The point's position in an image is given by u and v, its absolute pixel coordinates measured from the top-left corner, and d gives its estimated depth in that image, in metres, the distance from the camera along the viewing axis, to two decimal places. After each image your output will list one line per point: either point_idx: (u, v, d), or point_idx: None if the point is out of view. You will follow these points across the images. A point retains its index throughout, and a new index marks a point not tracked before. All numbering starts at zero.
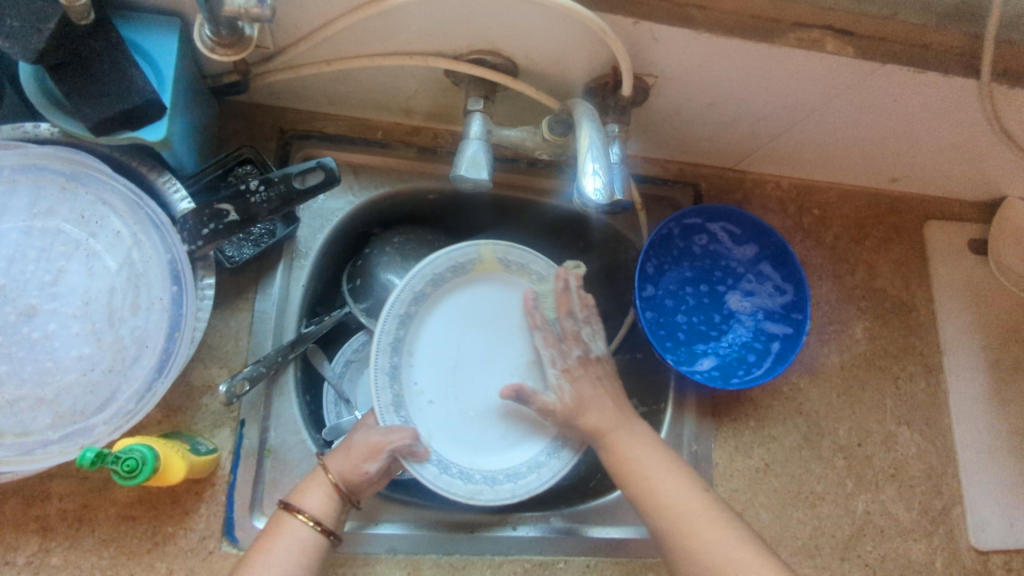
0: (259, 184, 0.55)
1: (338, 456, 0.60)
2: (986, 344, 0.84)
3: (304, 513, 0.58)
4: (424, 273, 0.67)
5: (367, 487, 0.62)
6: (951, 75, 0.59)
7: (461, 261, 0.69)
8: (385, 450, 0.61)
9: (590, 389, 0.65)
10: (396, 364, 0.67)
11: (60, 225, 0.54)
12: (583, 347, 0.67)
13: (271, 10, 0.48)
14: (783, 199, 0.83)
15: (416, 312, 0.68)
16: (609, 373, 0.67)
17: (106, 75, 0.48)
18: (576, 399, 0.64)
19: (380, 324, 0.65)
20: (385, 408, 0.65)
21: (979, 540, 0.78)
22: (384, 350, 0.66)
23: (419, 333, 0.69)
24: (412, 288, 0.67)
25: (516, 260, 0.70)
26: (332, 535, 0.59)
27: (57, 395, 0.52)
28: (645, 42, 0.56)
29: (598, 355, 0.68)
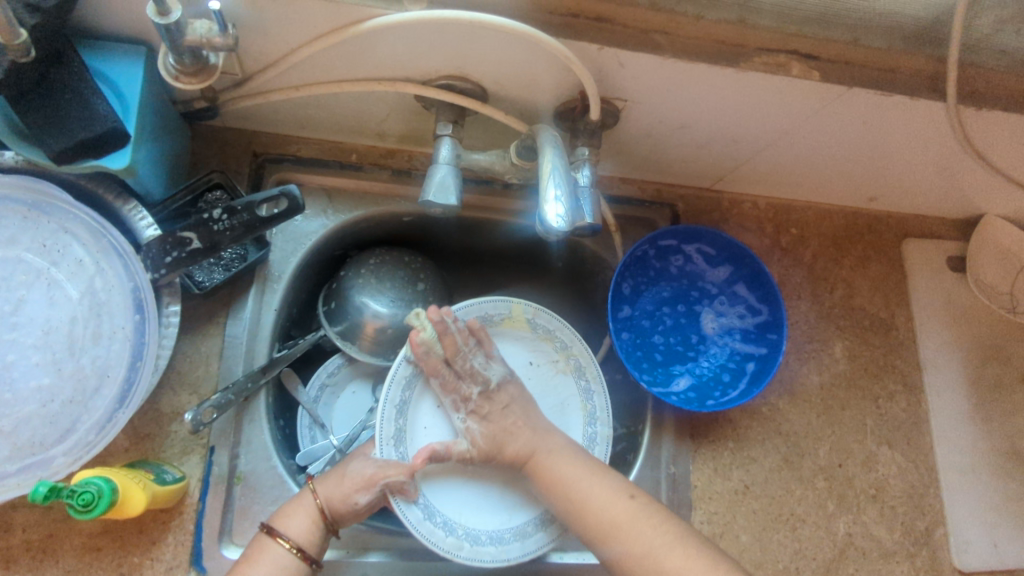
0: (221, 213, 0.55)
1: (330, 483, 0.60)
2: (967, 362, 0.83)
3: (286, 539, 0.57)
4: (454, 316, 0.68)
5: (352, 519, 0.61)
6: (917, 98, 0.59)
7: (490, 313, 0.70)
8: (380, 483, 0.61)
9: (497, 422, 0.65)
10: (405, 399, 0.66)
11: (21, 254, 0.54)
12: (481, 381, 0.66)
13: (234, 40, 0.49)
14: (761, 218, 0.83)
15: (436, 351, 0.68)
16: (515, 397, 0.67)
17: (68, 104, 0.48)
18: (489, 439, 0.65)
19: (401, 356, 0.65)
20: (385, 438, 0.63)
21: (963, 561, 0.77)
22: (397, 381, 0.65)
23: (434, 373, 0.68)
24: (438, 328, 0.67)
25: (544, 325, 0.72)
26: (312, 563, 0.58)
27: (15, 426, 0.51)
28: (611, 68, 0.57)
29: (498, 381, 0.67)
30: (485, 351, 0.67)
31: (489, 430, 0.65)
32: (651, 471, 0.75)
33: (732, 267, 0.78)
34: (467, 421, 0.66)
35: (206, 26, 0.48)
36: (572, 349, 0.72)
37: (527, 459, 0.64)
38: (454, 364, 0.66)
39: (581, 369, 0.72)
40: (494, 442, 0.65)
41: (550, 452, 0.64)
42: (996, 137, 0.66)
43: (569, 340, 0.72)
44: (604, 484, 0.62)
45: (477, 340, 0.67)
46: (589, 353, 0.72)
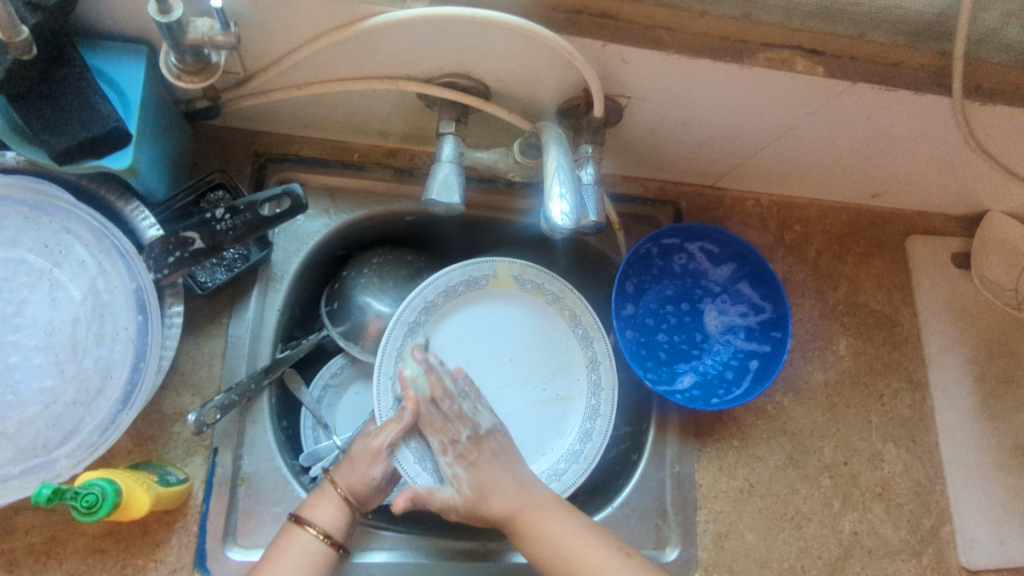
0: (224, 213, 0.55)
1: (344, 468, 0.60)
2: (971, 358, 0.83)
3: (315, 527, 0.57)
4: (438, 283, 0.69)
5: (376, 497, 0.61)
6: (922, 93, 0.59)
7: (476, 276, 0.71)
8: (386, 450, 0.61)
9: (487, 470, 0.61)
10: (398, 369, 0.67)
11: (23, 254, 0.53)
12: (472, 426, 0.63)
13: (236, 38, 0.49)
14: (764, 215, 0.83)
15: (424, 321, 0.69)
16: (504, 448, 0.63)
17: (69, 104, 0.48)
18: (476, 488, 0.60)
19: (390, 329, 0.67)
20: (384, 410, 0.65)
21: (970, 559, 0.77)
22: (389, 354, 0.67)
23: (427, 343, 0.70)
24: (423, 297, 0.69)
25: (532, 280, 0.73)
26: (341, 548, 0.58)
27: (18, 428, 0.51)
28: (615, 64, 0.56)
29: (488, 428, 0.64)
30: (478, 402, 0.65)
31: (477, 477, 0.61)
32: (655, 470, 0.75)
33: (736, 265, 0.78)
34: (455, 468, 0.62)
35: (207, 24, 0.48)
36: (562, 300, 0.74)
37: (510, 515, 0.60)
38: (439, 409, 0.63)
39: (576, 319, 0.74)
40: (480, 493, 0.60)
41: (531, 507, 0.60)
42: (1001, 133, 0.66)
43: (560, 292, 0.74)
44: (564, 521, 0.60)
45: (454, 392, 0.64)
46: (485, 406, 0.66)
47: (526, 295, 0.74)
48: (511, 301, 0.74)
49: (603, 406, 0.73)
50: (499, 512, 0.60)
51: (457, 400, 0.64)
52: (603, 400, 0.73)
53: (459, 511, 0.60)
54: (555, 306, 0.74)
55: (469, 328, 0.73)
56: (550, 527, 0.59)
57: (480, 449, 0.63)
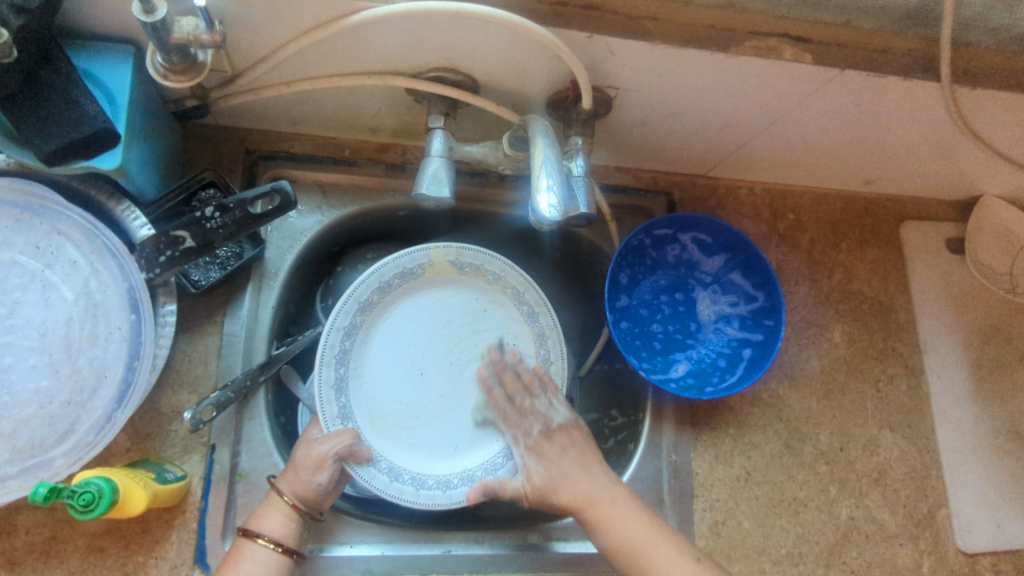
0: (214, 210, 0.55)
1: (289, 477, 0.60)
2: (967, 343, 0.83)
3: (263, 537, 0.58)
4: (371, 281, 0.67)
5: (326, 499, 0.61)
6: (912, 78, 0.59)
7: (409, 267, 0.69)
8: (332, 457, 0.61)
9: (557, 463, 0.62)
10: (342, 376, 0.66)
11: (15, 256, 0.54)
12: (543, 420, 0.65)
13: (221, 37, 0.49)
14: (757, 204, 0.83)
15: (361, 322, 0.68)
16: (576, 442, 0.63)
17: (56, 105, 0.48)
18: (546, 478, 0.61)
19: (324, 336, 0.65)
20: (329, 418, 0.65)
21: (966, 542, 0.77)
22: (329, 362, 0.65)
23: (366, 347, 0.69)
24: (357, 298, 0.67)
25: (470, 262, 0.70)
26: (294, 554, 0.59)
27: (15, 429, 0.52)
28: (602, 56, 0.56)
29: (560, 422, 0.65)
30: (550, 396, 0.67)
31: (549, 471, 0.62)
32: (651, 459, 0.75)
33: (728, 254, 0.78)
34: (527, 459, 0.64)
35: (191, 23, 0.48)
36: (504, 278, 0.71)
37: (579, 507, 0.60)
38: (512, 403, 0.67)
39: (519, 296, 0.72)
40: (550, 484, 0.61)
41: (600, 498, 0.60)
42: (992, 116, 0.66)
43: (500, 270, 0.71)
44: (635, 518, 0.60)
45: (526, 388, 0.67)
46: (561, 401, 0.67)
47: (466, 277, 0.71)
48: (452, 286, 0.72)
49: (558, 381, 0.71)
50: (570, 500, 0.60)
51: (526, 398, 0.67)
52: (556, 371, 0.71)
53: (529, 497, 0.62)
54: (495, 286, 0.72)
55: (410, 321, 0.71)
56: (620, 523, 0.59)
57: (552, 440, 0.64)
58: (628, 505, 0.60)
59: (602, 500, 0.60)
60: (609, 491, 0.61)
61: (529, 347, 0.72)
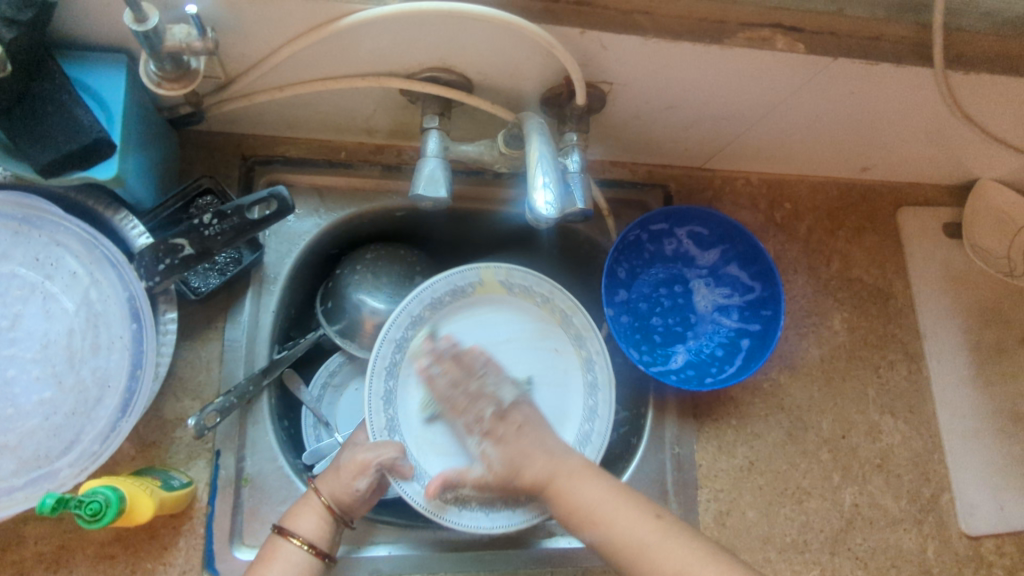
0: (212, 218, 0.55)
1: (329, 479, 0.60)
2: (965, 326, 0.83)
3: (298, 537, 0.58)
4: (423, 296, 0.68)
5: (361, 505, 0.61)
6: (905, 64, 0.59)
7: (461, 284, 0.70)
8: (374, 464, 0.61)
9: (513, 444, 0.62)
10: (390, 390, 0.67)
11: (15, 269, 0.54)
12: (494, 401, 0.65)
13: (213, 43, 0.48)
14: (753, 194, 0.83)
15: (412, 336, 0.68)
16: (530, 417, 0.65)
17: (52, 117, 0.48)
18: (506, 463, 0.62)
19: (385, 330, 0.66)
20: (378, 428, 0.65)
21: (969, 525, 0.78)
22: (378, 374, 0.66)
23: (417, 360, 0.70)
24: (408, 312, 0.68)
25: (519, 283, 0.71)
26: (325, 557, 0.59)
27: (20, 441, 0.52)
28: (595, 51, 0.56)
29: (512, 402, 0.65)
30: (496, 376, 0.66)
31: (506, 453, 0.62)
32: (655, 452, 0.76)
33: (726, 247, 0.78)
34: (483, 446, 0.64)
35: (184, 30, 0.48)
36: (551, 300, 0.72)
37: (540, 484, 0.61)
38: (464, 384, 0.66)
39: (568, 319, 0.73)
40: (512, 468, 0.62)
41: (559, 473, 0.61)
42: (986, 101, 0.66)
43: (549, 294, 0.72)
44: (593, 483, 0.59)
45: (469, 371, 0.66)
46: (507, 379, 0.67)
47: (513, 296, 0.73)
48: (499, 304, 0.73)
49: (601, 406, 0.71)
50: (532, 480, 0.61)
51: (476, 380, 0.66)
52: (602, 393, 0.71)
53: (492, 485, 0.63)
54: (544, 309, 0.73)
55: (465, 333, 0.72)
56: (579, 492, 0.59)
57: (506, 424, 0.64)
58: (583, 474, 0.60)
59: (562, 474, 0.60)
60: (566, 463, 0.61)
61: (574, 371, 0.73)
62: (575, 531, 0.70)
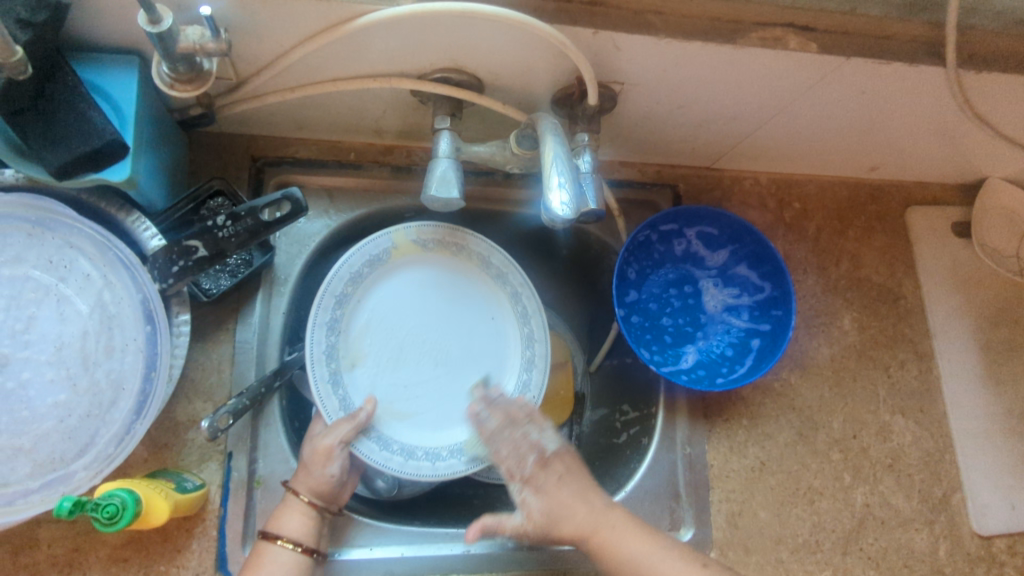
0: (226, 219, 0.55)
1: (302, 475, 0.60)
2: (976, 325, 0.83)
3: (282, 538, 0.58)
4: (342, 272, 0.65)
5: (339, 490, 0.62)
6: (918, 63, 0.59)
7: (375, 253, 0.67)
8: (338, 446, 0.60)
9: (553, 495, 0.57)
10: (336, 372, 0.65)
11: (28, 271, 0.54)
12: (537, 448, 0.60)
13: (227, 45, 0.48)
14: (763, 194, 0.83)
15: (342, 315, 0.66)
16: (573, 468, 0.59)
17: (66, 119, 0.48)
18: (545, 515, 0.56)
19: (312, 316, 0.63)
20: (331, 411, 0.63)
21: (981, 525, 0.78)
22: (320, 361, 0.63)
23: (353, 340, 0.67)
24: (332, 292, 0.65)
25: (429, 237, 0.69)
26: (315, 552, 0.59)
27: (35, 444, 0.52)
28: (607, 51, 0.56)
29: (554, 449, 0.60)
30: (538, 424, 0.62)
31: (545, 505, 0.57)
32: (666, 453, 0.75)
33: (735, 247, 0.78)
34: (523, 491, 0.57)
35: (198, 32, 0.48)
36: (490, 259, 0.71)
37: (583, 536, 0.57)
38: (506, 430, 0.62)
39: (502, 277, 0.71)
40: (551, 519, 0.56)
41: (601, 525, 0.57)
42: (998, 100, 0.66)
43: (460, 240, 0.70)
44: (637, 535, 0.58)
45: (513, 421, 0.62)
46: (551, 427, 0.62)
47: (460, 260, 0.71)
48: (422, 266, 0.71)
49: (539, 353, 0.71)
50: (569, 534, 0.57)
51: (523, 429, 0.62)
52: (539, 346, 0.71)
53: (531, 537, 0.56)
54: (460, 257, 0.71)
55: (392, 299, 0.70)
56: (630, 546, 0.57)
57: (546, 471, 0.58)
58: (626, 525, 0.58)
59: (604, 526, 0.57)
60: (608, 515, 0.58)
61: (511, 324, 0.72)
62: None
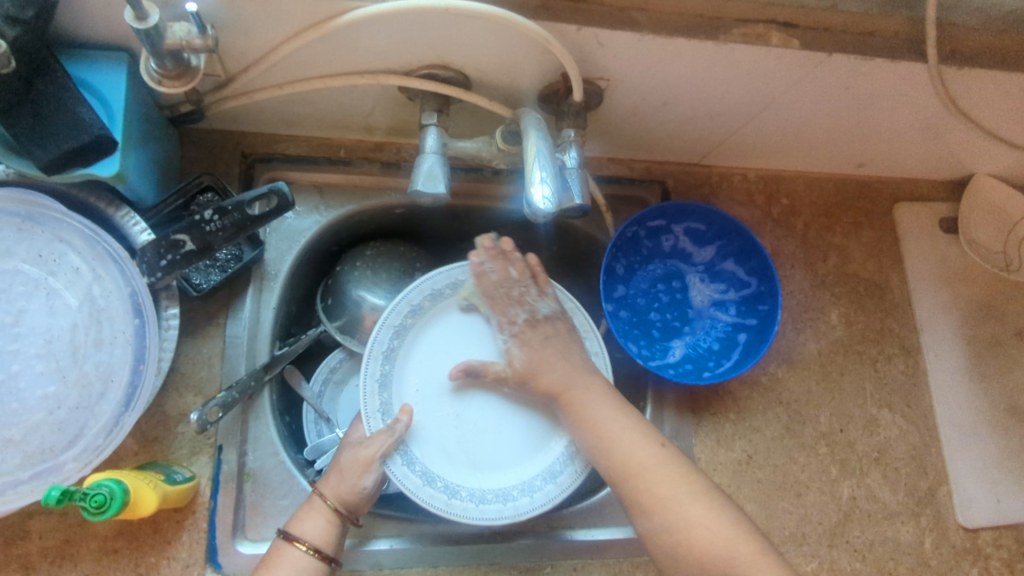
0: (213, 213, 0.56)
1: (334, 481, 0.61)
2: (962, 320, 0.84)
3: (304, 542, 0.58)
4: (423, 286, 0.67)
5: (366, 504, 0.62)
6: (899, 59, 0.60)
7: (462, 278, 0.69)
8: (377, 459, 0.62)
9: (538, 349, 0.65)
10: (386, 372, 0.66)
11: (19, 265, 0.54)
12: (528, 309, 0.67)
13: (214, 41, 0.49)
14: (751, 190, 0.84)
15: (411, 325, 0.68)
16: (560, 331, 0.66)
17: (55, 115, 0.49)
18: (526, 363, 0.65)
19: (375, 330, 0.66)
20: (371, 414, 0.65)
21: (967, 518, 0.78)
22: (375, 357, 0.65)
23: (412, 353, 0.68)
24: (408, 302, 0.67)
25: (444, 283, 0.68)
26: (332, 560, 0.59)
27: (25, 435, 0.52)
28: (592, 48, 0.57)
29: (546, 313, 0.67)
30: (538, 287, 0.68)
31: (528, 356, 0.66)
32: None
33: (722, 243, 0.78)
34: (510, 344, 0.67)
35: (185, 28, 0.48)
36: (554, 302, 0.71)
37: (556, 393, 0.64)
38: (497, 293, 0.68)
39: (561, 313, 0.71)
40: (531, 367, 0.65)
41: (575, 386, 0.64)
42: (980, 96, 0.67)
43: (551, 294, 0.71)
44: (636, 435, 0.60)
45: (512, 279, 0.68)
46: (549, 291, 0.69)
47: None
48: (492, 303, 0.72)
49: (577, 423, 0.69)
50: (546, 387, 0.64)
51: (517, 287, 0.68)
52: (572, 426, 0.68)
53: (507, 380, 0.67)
54: None
55: (439, 346, 0.70)
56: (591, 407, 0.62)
57: (534, 329, 0.66)
58: (596, 392, 0.63)
59: (577, 387, 0.63)
60: (582, 377, 0.64)
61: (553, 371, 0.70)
62: (575, 524, 0.70)
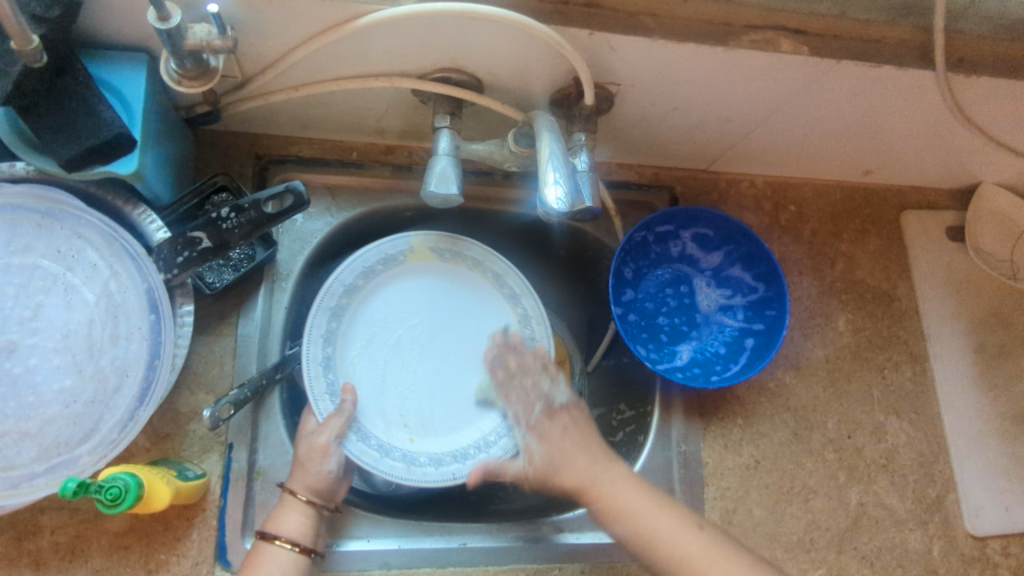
0: (230, 211, 0.57)
1: (299, 474, 0.61)
2: (970, 327, 0.84)
3: (281, 538, 0.59)
4: (355, 265, 0.68)
5: (336, 489, 0.63)
6: (908, 67, 0.60)
7: (392, 254, 0.70)
8: (333, 443, 0.62)
9: (557, 443, 0.62)
10: (328, 354, 0.66)
11: (38, 260, 0.55)
12: (543, 398, 0.66)
13: (233, 42, 0.50)
14: (759, 196, 0.84)
15: (347, 304, 0.68)
16: (576, 420, 0.64)
17: (77, 113, 0.49)
18: (545, 462, 0.61)
19: (312, 316, 0.65)
20: (319, 397, 0.64)
21: (976, 526, 0.78)
22: (315, 340, 0.65)
23: (352, 330, 0.69)
24: (341, 280, 0.67)
25: (474, 257, 0.72)
26: (312, 552, 0.60)
27: (41, 428, 0.53)
28: (603, 52, 0.57)
29: (561, 402, 0.65)
30: (552, 376, 0.67)
31: (548, 452, 0.62)
32: (661, 451, 0.76)
33: (730, 248, 0.79)
34: (528, 439, 0.64)
35: (205, 29, 0.49)
36: (484, 264, 0.72)
37: (582, 486, 0.60)
38: (512, 380, 0.68)
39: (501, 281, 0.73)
40: (550, 467, 0.61)
41: (599, 480, 0.61)
42: (988, 105, 0.67)
43: (483, 256, 0.72)
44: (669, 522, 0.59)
45: (523, 370, 0.68)
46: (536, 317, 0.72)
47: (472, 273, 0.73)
48: (430, 273, 0.73)
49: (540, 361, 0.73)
50: (570, 484, 0.60)
51: (530, 376, 0.67)
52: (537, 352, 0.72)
53: (531, 478, 0.62)
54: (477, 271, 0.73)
55: (395, 307, 0.72)
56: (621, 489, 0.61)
57: (552, 420, 0.64)
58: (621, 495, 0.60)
59: (602, 481, 0.61)
60: (605, 469, 0.61)
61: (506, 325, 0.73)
62: (583, 527, 0.70)
